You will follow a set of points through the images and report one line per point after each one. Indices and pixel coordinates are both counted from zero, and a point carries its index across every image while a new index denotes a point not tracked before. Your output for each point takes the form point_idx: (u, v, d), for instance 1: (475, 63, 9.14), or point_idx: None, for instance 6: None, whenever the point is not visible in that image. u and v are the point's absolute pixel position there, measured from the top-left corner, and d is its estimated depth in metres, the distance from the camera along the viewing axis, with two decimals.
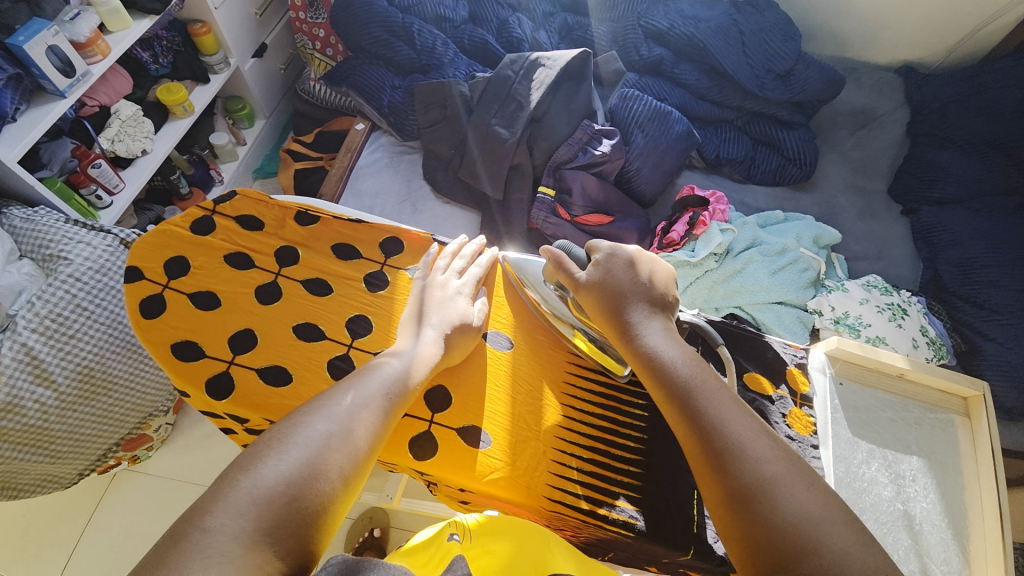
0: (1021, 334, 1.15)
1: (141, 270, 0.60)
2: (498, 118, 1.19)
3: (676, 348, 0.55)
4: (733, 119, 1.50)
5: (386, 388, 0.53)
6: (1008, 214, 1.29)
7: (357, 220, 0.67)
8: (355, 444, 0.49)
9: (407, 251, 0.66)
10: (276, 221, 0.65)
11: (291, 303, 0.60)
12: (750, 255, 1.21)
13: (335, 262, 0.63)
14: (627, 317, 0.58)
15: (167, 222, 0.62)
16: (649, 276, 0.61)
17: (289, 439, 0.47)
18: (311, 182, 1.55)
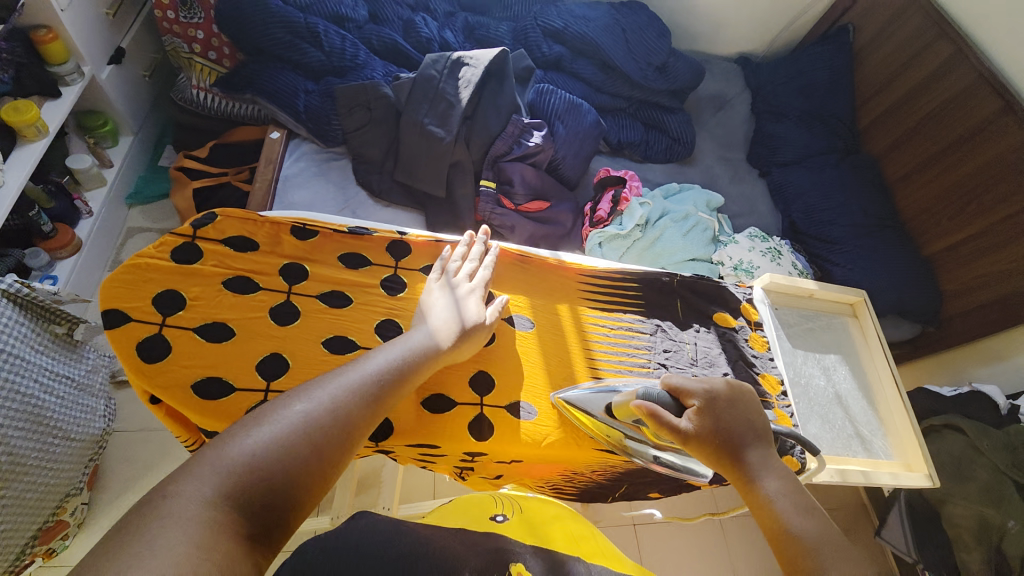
0: (855, 256, 1.52)
1: (128, 312, 0.56)
2: (431, 118, 1.21)
3: (790, 492, 0.53)
4: (626, 107, 1.69)
5: (375, 367, 0.54)
6: (832, 168, 1.68)
7: (357, 228, 0.67)
8: (338, 423, 0.48)
9: (416, 252, 0.68)
10: (271, 239, 0.63)
11: (311, 320, 0.60)
12: (665, 223, 1.40)
13: (346, 272, 0.64)
14: (741, 458, 0.55)
15: (143, 255, 0.58)
16: (751, 412, 0.59)
17: (273, 415, 0.46)
18: (217, 200, 1.40)
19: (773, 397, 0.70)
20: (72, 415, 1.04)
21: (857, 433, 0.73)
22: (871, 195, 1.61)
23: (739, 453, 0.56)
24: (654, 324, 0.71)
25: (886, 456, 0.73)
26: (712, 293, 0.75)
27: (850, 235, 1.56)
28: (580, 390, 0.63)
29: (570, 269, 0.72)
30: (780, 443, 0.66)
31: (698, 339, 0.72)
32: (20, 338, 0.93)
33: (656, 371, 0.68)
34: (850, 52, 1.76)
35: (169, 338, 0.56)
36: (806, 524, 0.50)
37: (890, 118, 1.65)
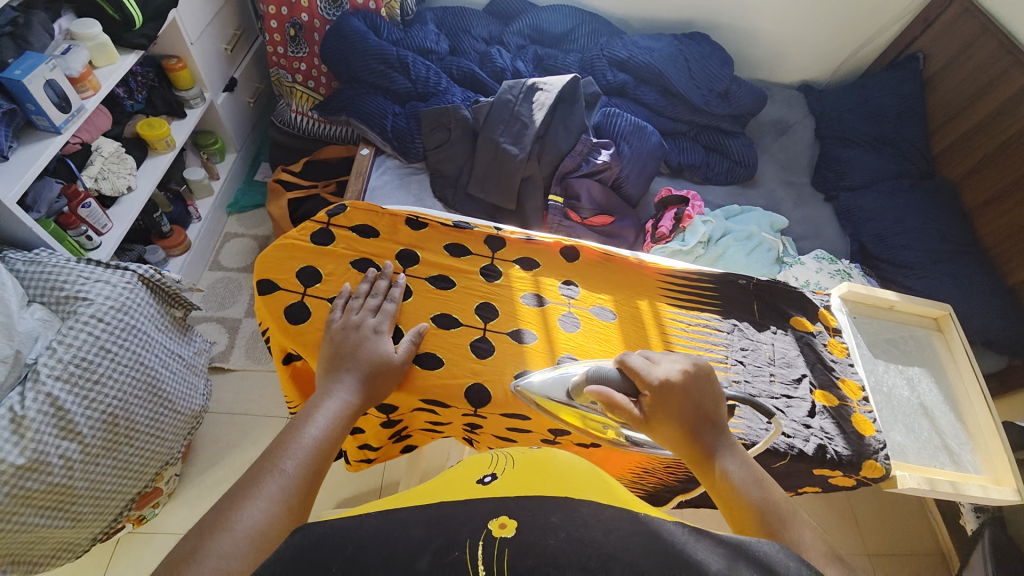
0: (932, 282, 1.46)
1: (277, 282, 0.66)
2: (505, 136, 1.31)
3: (741, 466, 0.54)
4: (687, 131, 1.73)
5: (356, 368, 0.57)
6: (905, 192, 1.63)
7: (459, 223, 0.75)
8: (341, 432, 0.53)
9: (508, 246, 0.74)
10: (389, 228, 0.73)
11: (421, 299, 0.68)
12: (727, 242, 1.41)
13: (451, 259, 0.72)
14: (693, 436, 0.56)
15: (290, 237, 0.69)
16: (702, 382, 0.58)
17: (287, 444, 0.50)
18: (307, 210, 1.56)
19: (854, 402, 0.70)
20: (181, 390, 1.16)
21: (945, 446, 0.71)
22: (950, 220, 1.55)
23: (692, 433, 0.56)
24: (732, 323, 0.73)
25: (976, 472, 0.71)
26: (789, 297, 0.77)
27: (927, 261, 1.50)
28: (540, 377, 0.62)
29: (649, 268, 0.76)
30: (864, 446, 0.66)
31: (776, 339, 0.73)
32: (147, 317, 1.07)
33: (734, 366, 0.70)
34: (921, 79, 1.74)
35: (308, 305, 0.65)
36: (757, 493, 0.51)
37: (966, 144, 1.61)
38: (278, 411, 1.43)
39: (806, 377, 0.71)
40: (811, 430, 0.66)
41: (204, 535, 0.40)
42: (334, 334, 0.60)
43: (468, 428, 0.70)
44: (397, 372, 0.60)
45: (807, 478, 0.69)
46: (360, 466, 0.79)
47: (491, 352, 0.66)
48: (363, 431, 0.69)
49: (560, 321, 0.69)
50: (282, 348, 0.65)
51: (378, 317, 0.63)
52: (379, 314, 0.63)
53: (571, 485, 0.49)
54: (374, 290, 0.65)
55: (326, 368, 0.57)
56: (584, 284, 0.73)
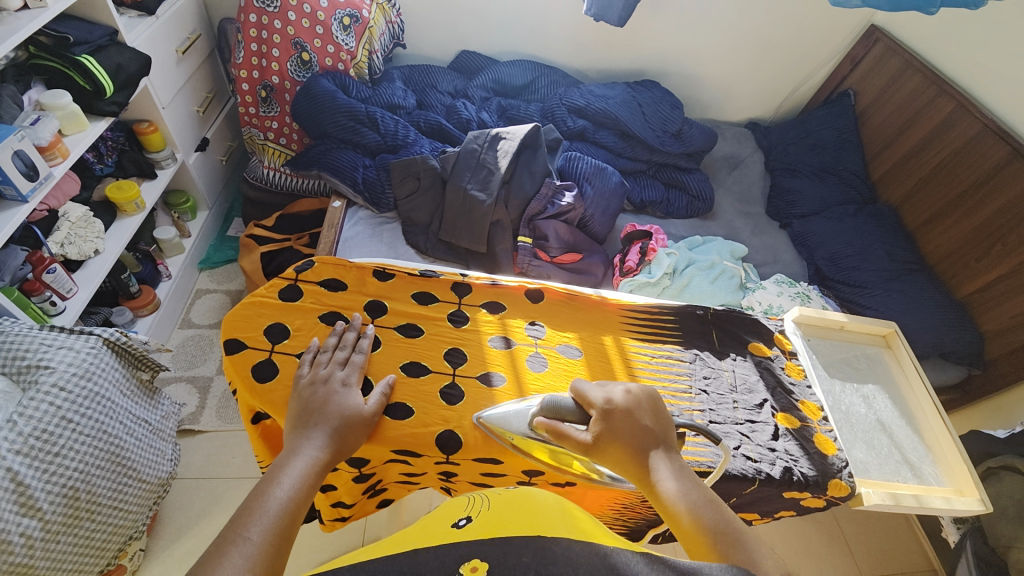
0: (886, 299, 1.54)
1: (245, 340, 0.66)
2: (473, 184, 1.37)
3: (692, 489, 0.55)
4: (646, 169, 1.83)
5: (324, 423, 0.57)
6: (851, 217, 1.74)
7: (426, 272, 0.77)
8: (307, 493, 0.52)
9: (474, 292, 0.77)
10: (357, 280, 0.75)
11: (390, 348, 0.69)
12: (692, 272, 1.48)
13: (418, 307, 0.74)
14: (643, 464, 0.57)
15: (257, 294, 0.70)
16: (650, 411, 0.61)
17: (252, 509, 0.48)
18: (280, 262, 1.57)
19: (815, 422, 0.73)
20: (148, 456, 1.11)
21: (906, 459, 0.74)
22: (895, 241, 1.66)
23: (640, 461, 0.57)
24: (693, 353, 0.76)
25: (938, 483, 0.74)
26: (745, 324, 0.81)
27: (879, 280, 1.58)
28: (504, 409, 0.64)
29: (611, 304, 0.79)
30: (828, 466, 0.68)
31: (736, 366, 0.76)
32: (112, 382, 1.05)
33: (698, 395, 0.72)
34: (853, 114, 1.90)
35: (276, 362, 0.65)
36: (710, 516, 0.52)
37: (901, 170, 1.74)
38: (252, 472, 1.38)
39: (768, 401, 0.73)
40: (776, 453, 0.69)
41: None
42: (302, 391, 0.60)
43: (443, 476, 0.69)
44: (367, 425, 0.60)
45: (779, 502, 0.70)
46: (335, 526, 0.77)
47: (461, 398, 0.67)
48: (336, 488, 0.67)
49: (528, 361, 0.70)
50: (250, 408, 0.64)
51: (345, 369, 0.64)
52: (347, 366, 0.64)
53: (542, 521, 0.50)
54: (342, 343, 0.66)
55: (294, 426, 0.57)
56: (549, 323, 0.75)
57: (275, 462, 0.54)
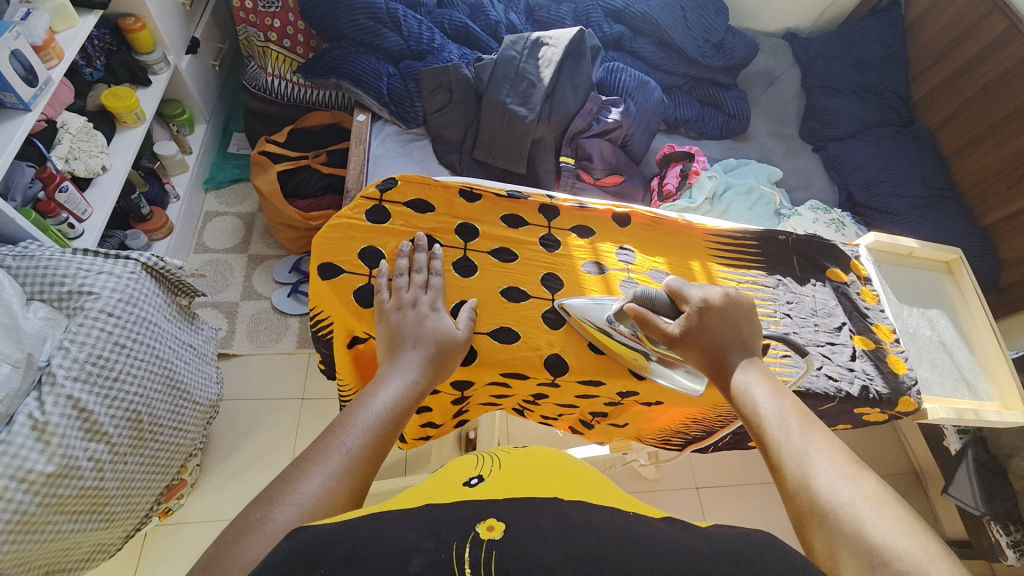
0: (915, 227, 1.55)
1: (342, 264, 0.65)
2: (512, 97, 1.27)
3: (770, 395, 0.57)
4: (682, 84, 1.71)
5: (419, 347, 0.57)
6: (888, 140, 1.69)
7: (511, 193, 0.74)
8: (403, 410, 0.52)
9: (562, 216, 0.74)
10: (443, 201, 0.71)
11: (487, 273, 0.68)
12: (730, 197, 1.45)
13: (508, 231, 0.71)
14: (721, 362, 0.60)
15: (345, 216, 0.67)
16: (743, 321, 0.62)
17: (350, 420, 0.49)
18: (298, 181, 1.48)
19: (888, 343, 0.75)
20: (196, 380, 1.11)
21: (963, 378, 0.78)
22: (929, 167, 1.64)
23: (719, 361, 0.60)
24: (777, 278, 0.76)
25: (989, 399, 0.79)
26: (824, 250, 0.80)
27: (910, 207, 1.58)
28: (581, 300, 0.66)
29: (697, 228, 0.76)
30: (899, 384, 0.72)
31: (817, 292, 0.77)
32: (156, 308, 1.01)
33: (782, 319, 0.74)
34: (903, 25, 1.78)
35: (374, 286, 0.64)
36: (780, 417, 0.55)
37: (944, 92, 1.67)
38: (292, 393, 1.41)
39: (846, 325, 0.75)
40: (854, 373, 0.72)
41: (270, 502, 0.41)
42: (390, 316, 0.60)
43: (532, 397, 0.72)
44: (456, 351, 0.59)
45: (845, 416, 0.74)
46: (415, 443, 0.80)
47: (561, 323, 0.67)
48: (431, 409, 0.70)
49: (624, 287, 0.69)
50: (348, 333, 0.65)
51: (427, 292, 0.62)
52: (429, 290, 0.63)
53: (561, 486, 0.51)
54: (416, 265, 0.64)
55: (386, 349, 0.58)
56: (639, 248, 0.73)
57: (372, 378, 0.55)
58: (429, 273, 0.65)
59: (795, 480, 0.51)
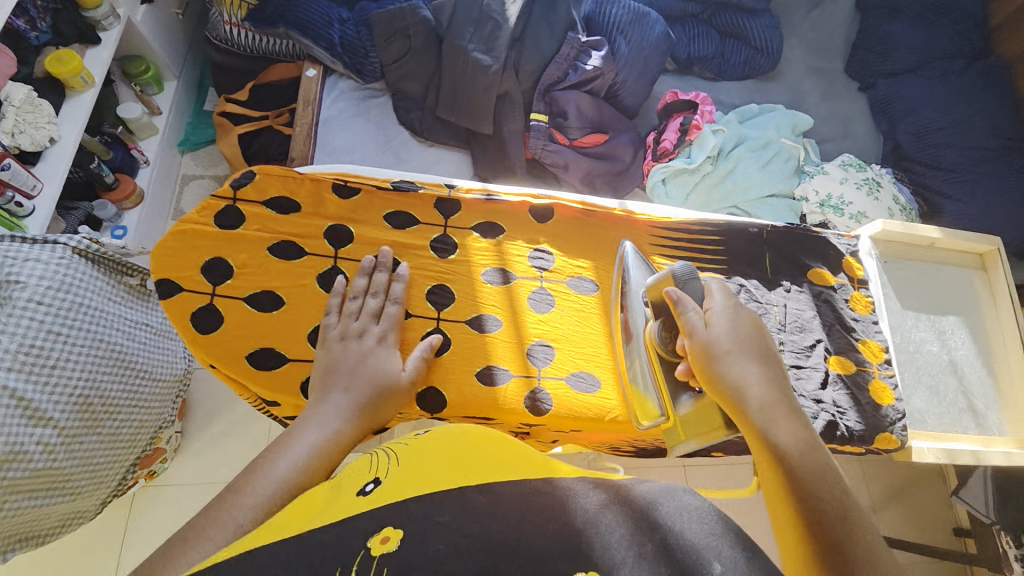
0: (973, 187, 1.27)
1: (179, 280, 0.67)
2: (475, 43, 1.10)
3: (778, 407, 0.53)
4: (698, 13, 1.43)
5: (352, 390, 0.57)
6: (956, 76, 1.36)
7: (396, 188, 0.74)
8: (336, 451, 0.51)
9: (463, 212, 0.74)
10: (314, 200, 0.72)
11: (357, 286, 0.69)
12: (740, 153, 1.23)
13: (387, 233, 0.72)
14: (733, 367, 0.55)
15: (190, 223, 0.68)
16: (754, 332, 0.58)
17: (250, 484, 0.45)
18: (260, 144, 1.38)
19: (874, 366, 0.66)
20: (157, 358, 1.09)
21: (971, 403, 0.70)
22: (1005, 109, 1.32)
23: (729, 365, 0.55)
24: (737, 285, 0.70)
25: (1000, 433, 0.70)
26: (808, 247, 0.71)
27: (971, 161, 1.30)
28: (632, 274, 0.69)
29: (641, 221, 0.75)
30: (879, 419, 0.63)
31: (788, 300, 0.69)
32: (96, 292, 0.98)
33: None
34: None
35: (218, 306, 0.67)
36: (783, 434, 0.51)
37: None
38: None
39: (822, 343, 0.67)
40: (822, 403, 0.63)
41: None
42: (332, 350, 0.61)
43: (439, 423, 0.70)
44: (400, 392, 0.60)
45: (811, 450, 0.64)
46: None
47: (448, 346, 0.67)
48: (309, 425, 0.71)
49: (530, 300, 0.71)
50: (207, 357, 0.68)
51: (380, 323, 0.64)
52: (381, 322, 0.64)
53: (470, 455, 0.45)
54: (366, 288, 0.66)
55: (319, 383, 0.58)
56: (556, 249, 0.74)
57: (291, 425, 0.54)
58: (385, 300, 0.66)
59: (813, 511, 0.46)
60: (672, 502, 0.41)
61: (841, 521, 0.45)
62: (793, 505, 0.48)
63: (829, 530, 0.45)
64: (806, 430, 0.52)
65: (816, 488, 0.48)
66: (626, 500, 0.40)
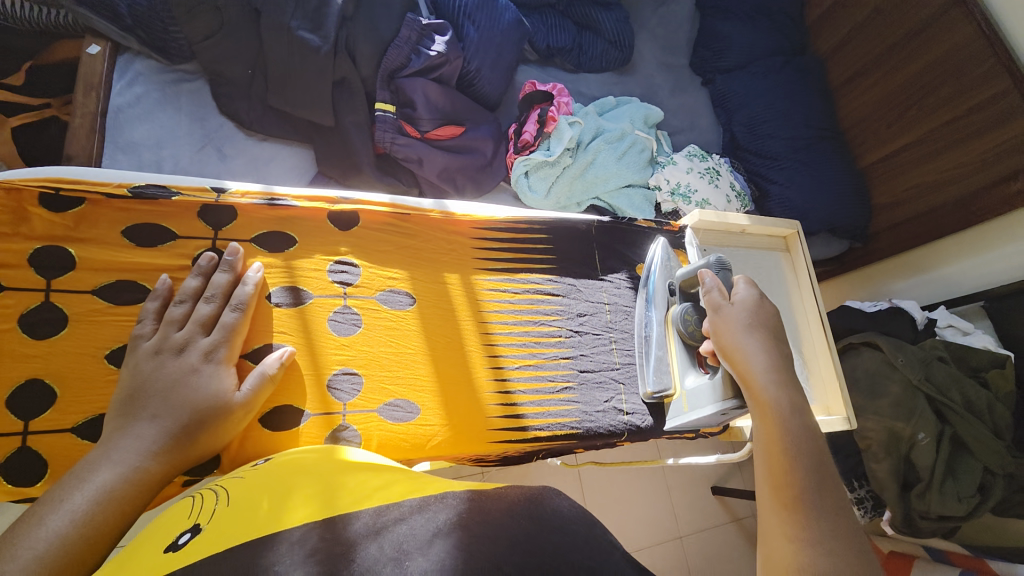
0: (793, 173, 1.44)
1: None
2: (300, 20, 0.98)
3: (780, 373, 0.59)
4: (554, 3, 1.41)
5: (159, 419, 0.49)
6: (777, 74, 1.52)
7: (137, 193, 0.61)
8: (116, 516, 0.44)
9: (239, 222, 0.64)
10: (13, 215, 0.57)
11: (84, 324, 0.57)
12: (598, 145, 1.25)
13: (129, 253, 0.60)
14: (745, 340, 0.61)
15: None
16: (769, 316, 0.63)
17: (10, 549, 0.40)
18: (49, 143, 0.99)
19: None
20: None
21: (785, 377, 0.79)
22: (814, 103, 1.51)
23: (741, 339, 0.61)
24: (568, 286, 0.77)
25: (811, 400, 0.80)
26: (633, 244, 0.83)
27: (791, 149, 1.46)
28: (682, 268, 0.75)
29: (462, 222, 0.74)
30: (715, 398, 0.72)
31: (616, 297, 0.80)
32: None
33: (569, 335, 0.75)
34: None
35: None
36: (782, 397, 0.57)
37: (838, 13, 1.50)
38: None
39: None
40: None
41: None
42: (143, 365, 0.51)
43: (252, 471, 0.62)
44: (233, 415, 0.53)
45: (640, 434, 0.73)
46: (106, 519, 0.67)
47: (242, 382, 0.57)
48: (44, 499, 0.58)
49: (331, 321, 0.63)
50: None
51: (212, 334, 0.55)
52: (215, 331, 0.55)
53: (286, 507, 0.40)
54: (181, 294, 0.56)
55: (121, 409, 0.49)
56: (364, 260, 0.67)
57: (87, 458, 0.47)
58: (224, 306, 0.57)
59: (788, 459, 0.53)
60: (390, 560, 0.33)
61: (810, 473, 0.51)
62: (774, 452, 0.54)
63: (809, 478, 0.51)
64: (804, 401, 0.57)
65: (805, 444, 0.54)
66: (331, 569, 0.32)
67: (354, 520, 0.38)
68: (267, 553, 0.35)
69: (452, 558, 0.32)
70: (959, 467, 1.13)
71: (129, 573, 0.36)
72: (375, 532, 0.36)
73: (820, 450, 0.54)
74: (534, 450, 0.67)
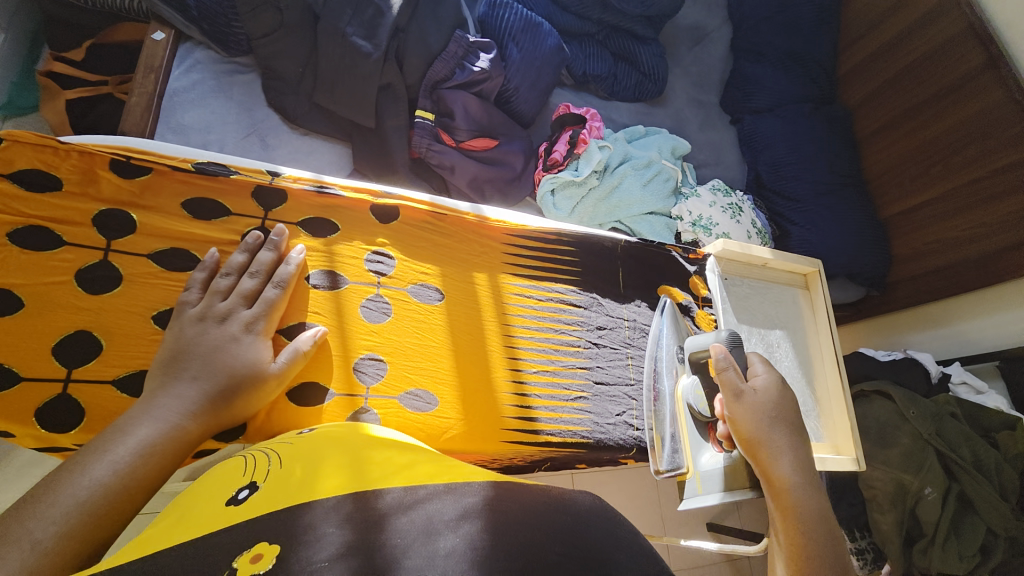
0: (815, 216, 1.45)
1: None
2: (354, 26, 1.02)
3: (802, 475, 0.61)
4: (594, 33, 1.45)
5: (199, 380, 0.51)
6: (805, 119, 1.54)
7: (199, 169, 0.65)
8: (153, 470, 0.46)
9: (287, 205, 0.67)
10: (84, 177, 0.61)
11: (135, 285, 0.60)
12: (624, 170, 1.28)
13: (185, 223, 0.63)
14: (770, 438, 0.62)
15: None
16: (790, 406, 0.64)
17: (55, 492, 0.41)
18: (99, 115, 1.04)
19: None
20: None
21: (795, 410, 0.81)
22: (840, 151, 1.53)
23: (766, 435, 0.62)
24: (590, 299, 0.79)
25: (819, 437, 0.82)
26: (655, 269, 0.84)
27: (815, 193, 1.48)
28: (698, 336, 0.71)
29: (496, 228, 0.76)
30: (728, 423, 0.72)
31: (637, 313, 0.81)
32: None
33: (587, 346, 0.76)
34: None
35: None
36: (805, 499, 0.59)
37: (870, 67, 1.53)
38: None
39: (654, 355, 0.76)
40: None
41: None
42: (186, 329, 0.54)
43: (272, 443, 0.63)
44: (266, 384, 0.55)
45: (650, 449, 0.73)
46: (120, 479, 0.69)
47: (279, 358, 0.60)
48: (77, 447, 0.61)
49: (364, 308, 0.65)
50: None
51: (253, 307, 0.57)
52: (256, 305, 0.58)
53: (323, 476, 0.42)
54: (228, 268, 0.59)
55: (163, 368, 0.52)
56: (400, 253, 0.70)
57: (128, 413, 0.49)
58: (266, 283, 0.60)
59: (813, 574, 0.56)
60: (420, 536, 0.34)
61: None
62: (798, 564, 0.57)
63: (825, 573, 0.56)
64: (821, 501, 0.60)
65: (826, 547, 0.57)
66: (368, 540, 0.34)
67: (384, 493, 0.39)
68: (290, 522, 0.36)
69: (480, 540, 0.33)
70: (963, 525, 1.11)
71: (180, 528, 0.38)
72: (405, 506, 0.37)
73: (836, 552, 0.58)
74: (544, 454, 0.68)
